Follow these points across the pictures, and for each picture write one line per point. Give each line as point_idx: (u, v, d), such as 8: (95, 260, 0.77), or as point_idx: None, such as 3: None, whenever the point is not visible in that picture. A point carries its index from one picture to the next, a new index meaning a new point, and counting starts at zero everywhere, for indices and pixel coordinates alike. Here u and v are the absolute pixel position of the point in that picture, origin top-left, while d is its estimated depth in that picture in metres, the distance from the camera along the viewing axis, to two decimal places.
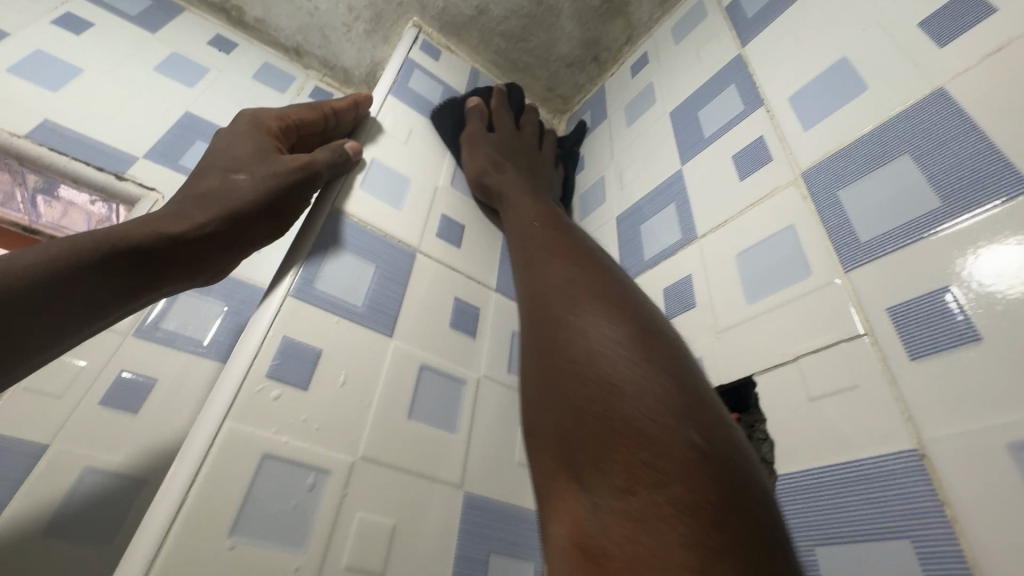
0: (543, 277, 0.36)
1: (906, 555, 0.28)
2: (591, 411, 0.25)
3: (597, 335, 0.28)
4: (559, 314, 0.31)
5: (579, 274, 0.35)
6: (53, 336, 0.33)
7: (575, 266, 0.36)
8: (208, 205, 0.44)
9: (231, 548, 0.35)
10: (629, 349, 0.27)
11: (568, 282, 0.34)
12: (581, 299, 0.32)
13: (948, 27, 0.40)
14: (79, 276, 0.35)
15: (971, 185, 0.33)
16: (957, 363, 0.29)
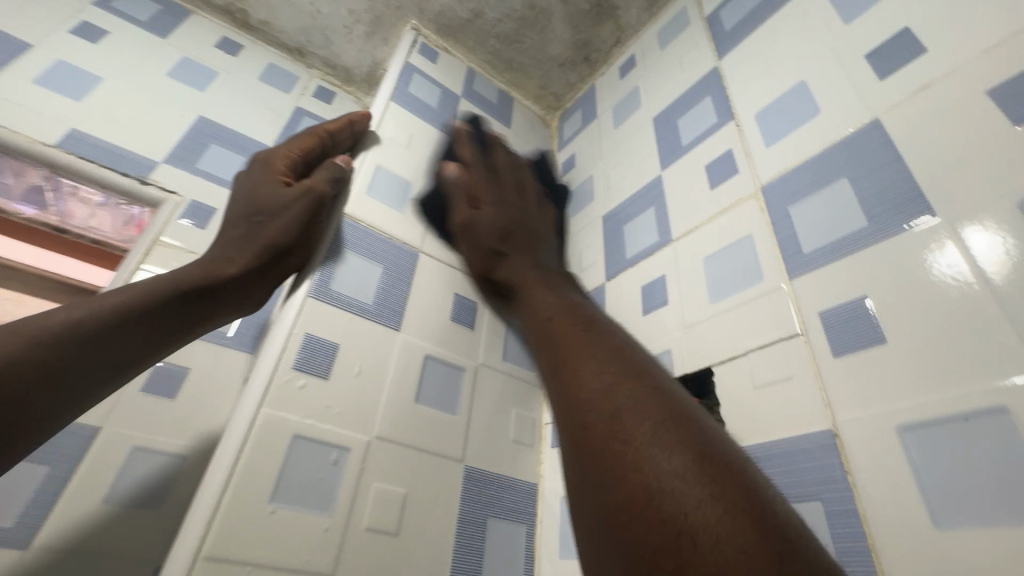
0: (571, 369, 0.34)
1: (816, 512, 0.34)
2: (640, 522, 0.24)
3: (648, 443, 0.27)
4: (603, 414, 0.30)
5: (609, 361, 0.33)
6: (126, 362, 0.41)
7: (603, 348, 0.35)
8: (246, 247, 0.52)
9: (273, 512, 0.42)
10: (666, 445, 0.27)
11: (604, 376, 0.32)
12: (620, 390, 0.31)
13: (888, 60, 0.45)
14: (154, 313, 0.43)
15: (892, 209, 0.39)
16: (867, 359, 0.36)
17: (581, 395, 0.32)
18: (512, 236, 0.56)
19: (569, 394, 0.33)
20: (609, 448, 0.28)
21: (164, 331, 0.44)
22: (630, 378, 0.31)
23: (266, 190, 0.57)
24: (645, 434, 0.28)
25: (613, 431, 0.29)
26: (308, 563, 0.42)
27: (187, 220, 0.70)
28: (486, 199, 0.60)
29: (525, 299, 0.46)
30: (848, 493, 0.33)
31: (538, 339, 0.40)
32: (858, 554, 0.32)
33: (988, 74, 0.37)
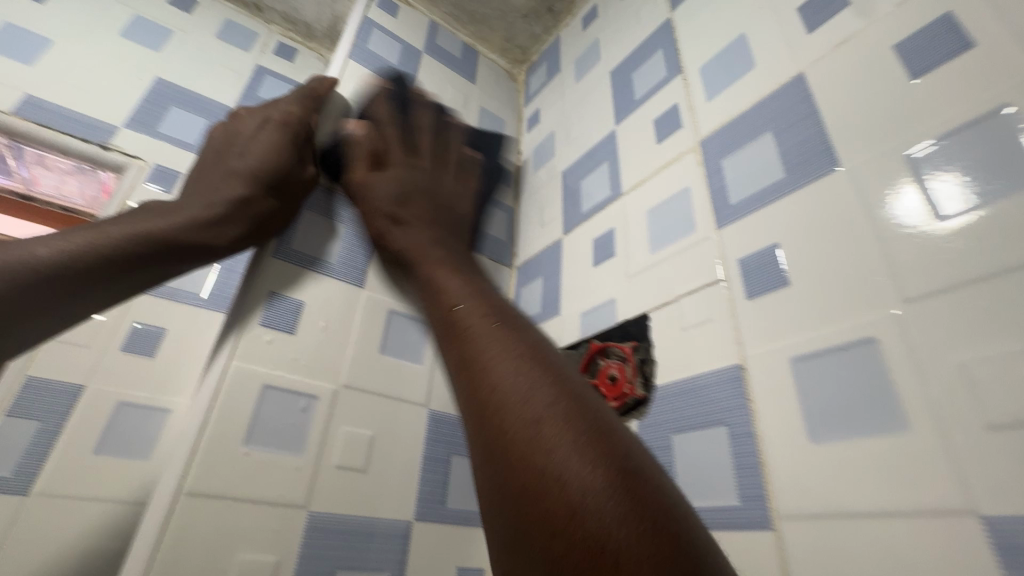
0: (479, 364, 0.38)
1: (722, 435, 0.39)
2: (558, 535, 0.26)
3: (546, 433, 0.30)
4: (523, 420, 0.32)
5: (518, 357, 0.37)
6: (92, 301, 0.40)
7: (518, 347, 0.38)
8: (242, 210, 0.51)
9: (247, 453, 0.47)
10: (564, 438, 0.30)
11: (510, 370, 0.36)
12: (539, 395, 0.33)
13: (818, 13, 0.46)
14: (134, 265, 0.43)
15: (806, 162, 0.42)
16: (773, 301, 0.40)
17: (489, 390, 0.35)
18: (409, 205, 0.56)
19: (481, 389, 0.36)
20: (513, 440, 0.31)
21: (140, 273, 0.43)
22: (547, 380, 0.34)
23: (260, 151, 0.55)
24: (555, 431, 0.30)
25: (511, 424, 0.32)
26: (282, 496, 0.47)
27: (154, 185, 0.71)
28: (390, 161, 0.60)
29: (432, 274, 0.50)
30: (749, 417, 0.38)
31: (450, 334, 0.43)
32: (752, 467, 0.37)
33: (899, 28, 0.39)
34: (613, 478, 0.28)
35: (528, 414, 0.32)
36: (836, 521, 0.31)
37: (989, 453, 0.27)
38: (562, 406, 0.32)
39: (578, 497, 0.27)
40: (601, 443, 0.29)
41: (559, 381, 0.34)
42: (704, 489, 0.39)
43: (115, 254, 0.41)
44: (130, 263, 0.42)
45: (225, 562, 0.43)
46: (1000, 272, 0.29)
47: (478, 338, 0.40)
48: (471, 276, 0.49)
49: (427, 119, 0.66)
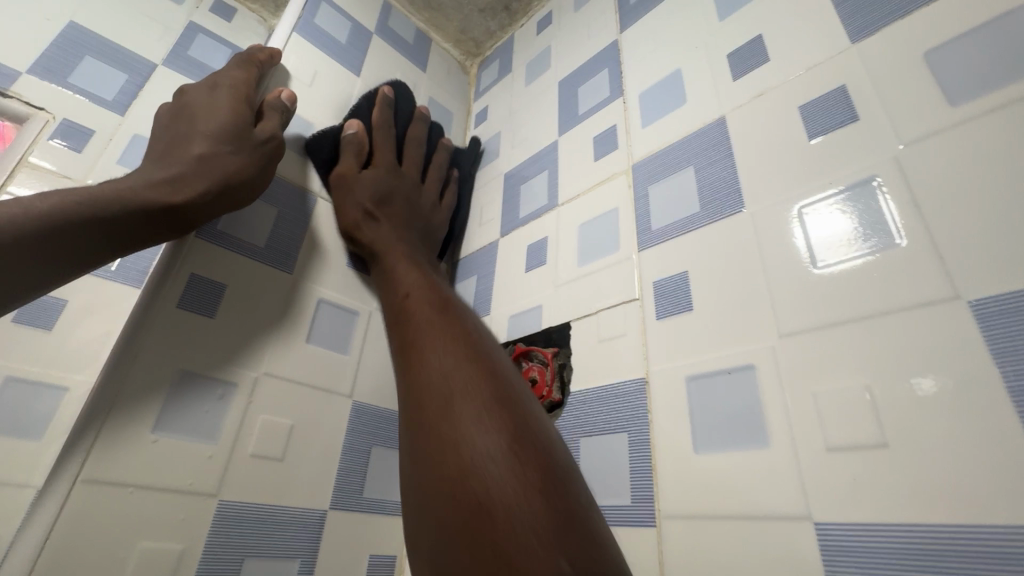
0: (402, 295, 0.46)
1: (623, 441, 0.43)
2: (459, 512, 0.27)
3: (458, 413, 0.31)
4: (438, 393, 0.33)
5: (450, 341, 0.37)
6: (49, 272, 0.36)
7: (456, 332, 0.38)
8: (209, 168, 0.47)
9: (155, 440, 0.45)
10: (490, 432, 0.30)
11: (427, 310, 0.42)
12: (459, 373, 0.34)
13: (741, 64, 0.51)
14: (93, 229, 0.38)
15: (718, 200, 0.46)
16: (677, 324, 0.44)
17: (420, 361, 0.37)
18: (388, 203, 0.60)
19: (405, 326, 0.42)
20: (418, 372, 0.36)
21: (90, 248, 0.38)
22: (469, 361, 0.35)
23: (208, 120, 0.50)
24: (469, 409, 0.31)
25: (419, 373, 0.36)
26: (191, 484, 0.46)
27: (60, 141, 0.65)
28: (381, 163, 0.64)
29: (388, 262, 0.53)
30: (647, 427, 0.42)
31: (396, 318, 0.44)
32: (645, 472, 0.41)
33: (804, 91, 0.44)
34: (516, 453, 0.29)
35: (453, 392, 0.33)
36: (707, 521, 0.36)
37: (827, 470, 0.32)
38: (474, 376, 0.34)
39: (473, 474, 0.28)
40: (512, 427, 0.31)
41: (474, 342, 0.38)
42: (602, 489, 0.43)
43: (83, 218, 0.38)
44: (97, 229, 0.38)
45: (125, 550, 0.42)
46: (852, 319, 0.34)
47: (422, 323, 0.40)
48: (415, 267, 0.50)
49: (415, 134, 0.71)
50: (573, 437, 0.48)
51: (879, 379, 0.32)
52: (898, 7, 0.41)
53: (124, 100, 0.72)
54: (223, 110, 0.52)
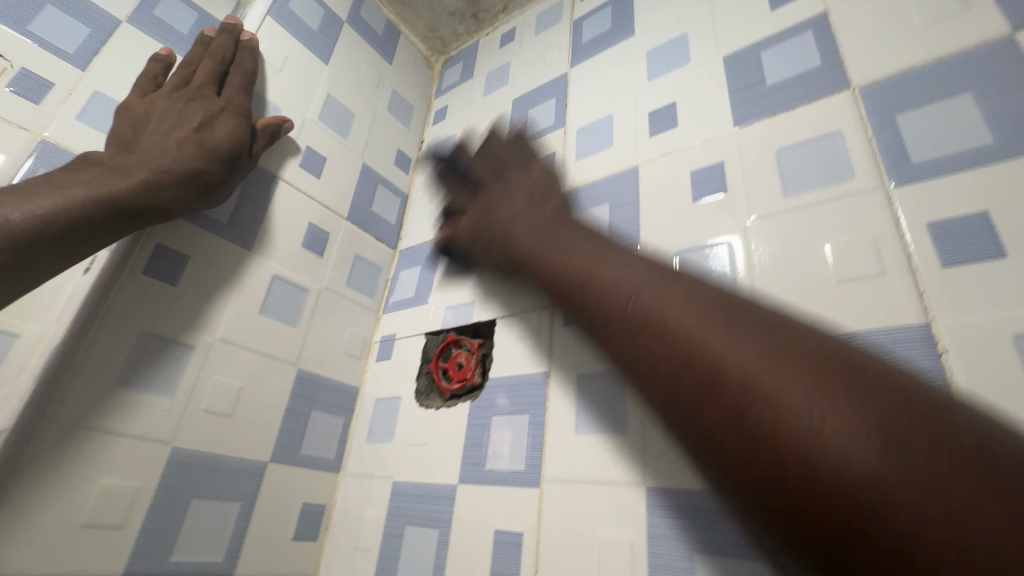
0: (605, 289, 0.36)
1: (522, 420, 0.55)
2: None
3: (781, 389, 0.25)
4: (757, 399, 0.25)
5: (730, 328, 0.29)
6: (71, 250, 0.43)
7: (710, 314, 0.30)
8: (198, 157, 0.54)
9: (117, 391, 0.51)
10: (862, 431, 0.22)
11: (674, 294, 0.32)
12: (765, 366, 0.26)
13: (657, 123, 0.62)
14: (103, 220, 0.45)
15: (622, 235, 0.57)
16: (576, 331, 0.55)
17: (707, 360, 0.28)
18: (545, 207, 0.50)
19: (655, 330, 0.31)
20: (717, 370, 0.27)
21: (101, 233, 0.46)
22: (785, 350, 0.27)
23: (195, 116, 0.57)
24: (834, 410, 0.23)
25: (716, 375, 0.27)
26: (148, 432, 0.52)
27: (15, 89, 0.66)
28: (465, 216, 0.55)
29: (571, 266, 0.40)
30: (543, 410, 0.54)
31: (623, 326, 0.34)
32: (536, 444, 0.52)
33: (696, 159, 0.56)
34: (936, 447, 0.21)
35: (772, 398, 0.25)
36: (576, 483, 0.48)
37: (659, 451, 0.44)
38: (807, 357, 0.26)
39: (892, 501, 0.20)
40: (895, 401, 0.23)
41: (763, 322, 0.29)
42: (502, 455, 0.54)
43: (93, 211, 0.44)
44: (106, 220, 0.46)
45: (87, 485, 0.47)
46: None
47: (668, 312, 0.32)
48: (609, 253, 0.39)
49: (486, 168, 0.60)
50: (486, 413, 0.58)
51: None
52: (769, 108, 0.53)
53: (85, 56, 0.73)
54: (206, 107, 0.58)
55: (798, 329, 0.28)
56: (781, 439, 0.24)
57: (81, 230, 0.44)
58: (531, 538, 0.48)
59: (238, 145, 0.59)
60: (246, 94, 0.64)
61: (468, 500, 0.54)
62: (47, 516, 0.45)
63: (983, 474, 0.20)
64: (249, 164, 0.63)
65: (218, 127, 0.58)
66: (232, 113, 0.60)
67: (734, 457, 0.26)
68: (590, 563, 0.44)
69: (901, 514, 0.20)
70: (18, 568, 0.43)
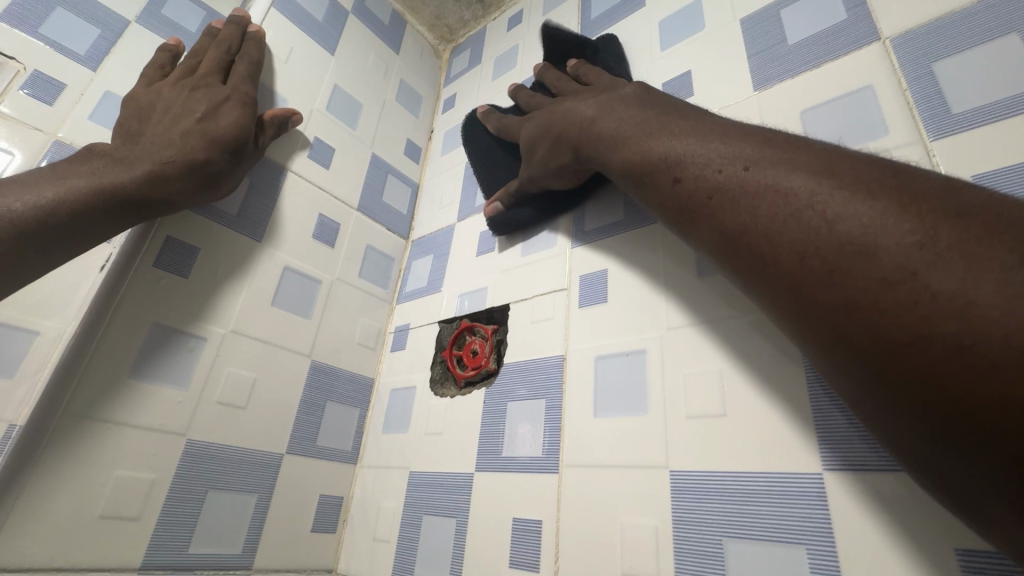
0: (705, 162, 0.32)
1: (538, 405, 0.53)
2: (880, 303, 0.22)
3: (771, 178, 0.28)
4: (750, 192, 0.29)
5: (735, 138, 0.31)
6: (69, 243, 0.43)
7: (717, 132, 0.33)
8: (200, 148, 0.53)
9: (131, 383, 0.51)
10: (853, 198, 0.24)
11: (688, 134, 0.34)
12: (757, 165, 0.29)
13: (672, 94, 0.59)
14: (101, 211, 0.45)
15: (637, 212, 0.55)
16: (592, 313, 0.53)
17: (708, 171, 0.31)
18: (625, 87, 0.45)
19: (767, 199, 0.28)
20: (717, 182, 0.31)
21: (100, 224, 0.45)
22: (783, 149, 0.29)
23: (199, 106, 0.56)
24: (817, 187, 0.26)
25: (720, 188, 0.30)
26: (163, 424, 0.52)
27: (28, 92, 0.67)
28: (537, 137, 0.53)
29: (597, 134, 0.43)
30: (560, 394, 0.52)
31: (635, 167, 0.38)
32: (554, 430, 0.50)
33: None
34: (906, 203, 0.23)
35: (767, 186, 0.28)
36: (596, 468, 0.46)
37: (684, 432, 0.42)
38: (867, 177, 0.25)
39: (876, 250, 0.23)
40: (876, 178, 0.25)
41: (780, 138, 0.30)
42: (519, 441, 0.52)
43: (91, 202, 0.44)
44: (105, 211, 0.45)
45: (102, 476, 0.47)
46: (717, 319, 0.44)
47: (675, 143, 0.35)
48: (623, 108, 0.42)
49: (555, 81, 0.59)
50: (502, 399, 0.56)
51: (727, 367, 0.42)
52: (792, 67, 0.50)
53: (96, 56, 0.74)
54: (210, 97, 0.58)
55: (904, 171, 0.25)
56: (774, 226, 0.27)
57: (80, 221, 0.43)
58: (551, 526, 0.46)
59: (242, 133, 0.58)
60: (252, 82, 0.64)
61: (487, 488, 0.53)
62: (65, 508, 0.45)
63: (966, 222, 0.21)
64: (255, 153, 0.62)
65: (223, 118, 0.57)
66: (237, 101, 0.60)
67: (775, 268, 0.27)
68: (613, 550, 0.42)
69: (879, 260, 0.22)
70: (37, 560, 0.43)
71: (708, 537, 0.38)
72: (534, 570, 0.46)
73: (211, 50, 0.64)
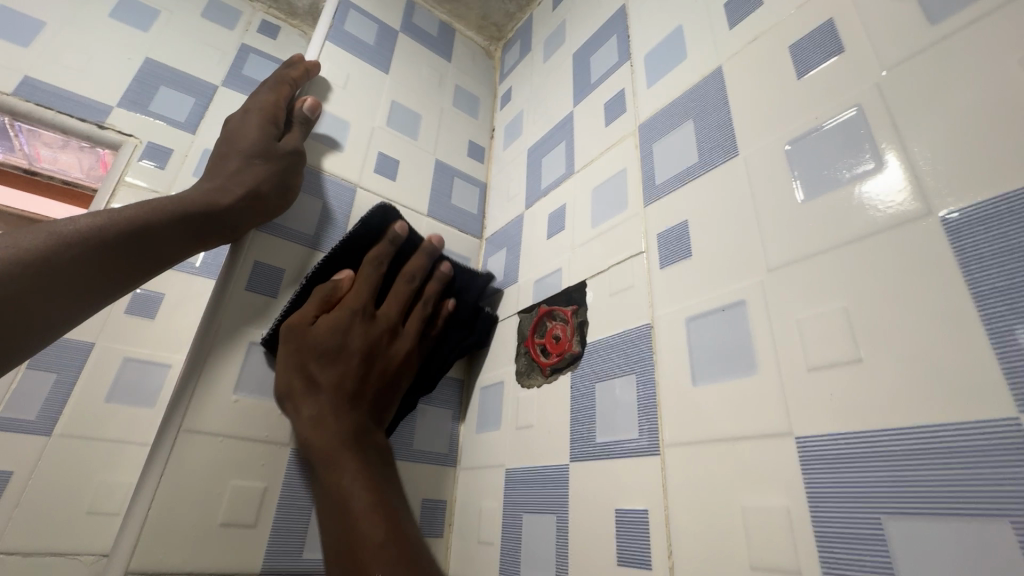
0: (343, 491, 0.44)
1: (630, 382, 0.47)
2: None
3: (378, 543, 0.40)
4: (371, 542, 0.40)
5: (359, 471, 0.45)
6: (134, 264, 0.44)
7: (351, 464, 0.46)
8: (240, 176, 0.56)
9: (236, 399, 0.54)
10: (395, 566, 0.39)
11: (353, 466, 0.45)
12: (366, 510, 0.42)
13: (738, 10, 0.51)
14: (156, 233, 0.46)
15: (715, 149, 0.48)
16: (678, 271, 0.46)
17: (356, 532, 0.41)
18: (347, 383, 0.51)
19: (336, 528, 0.42)
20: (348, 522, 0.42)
21: (161, 248, 0.47)
22: (389, 530, 0.41)
23: (235, 134, 0.60)
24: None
25: (348, 549, 0.41)
26: (268, 435, 0.55)
27: (147, 161, 0.78)
28: (348, 304, 0.56)
29: (334, 484, 0.45)
30: (652, 367, 0.45)
31: (342, 542, 0.41)
32: (650, 407, 0.44)
33: (795, 30, 0.44)
34: None
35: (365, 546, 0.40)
36: (703, 445, 0.39)
37: (808, 388, 0.34)
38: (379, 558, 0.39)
39: None
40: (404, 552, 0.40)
41: (384, 518, 0.42)
42: (613, 426, 0.47)
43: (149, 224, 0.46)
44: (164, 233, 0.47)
45: (221, 487, 0.51)
46: (833, 245, 0.36)
47: (343, 482, 0.44)
48: (342, 417, 0.49)
49: (414, 267, 0.61)
50: (589, 383, 0.51)
51: (853, 301, 0.33)
52: None
53: (193, 121, 0.84)
54: (243, 124, 0.61)
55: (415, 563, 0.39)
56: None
57: (138, 241, 0.44)
58: (659, 515, 0.40)
59: (261, 138, 0.60)
60: (279, 92, 0.66)
61: (584, 479, 0.48)
62: (192, 517, 0.49)
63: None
64: (290, 148, 0.61)
65: (259, 139, 0.59)
66: (256, 110, 0.63)
67: None
68: (736, 538, 0.35)
69: None
70: (173, 564, 0.47)
71: (860, 516, 0.30)
72: (647, 569, 0.40)
73: (260, 89, 0.69)
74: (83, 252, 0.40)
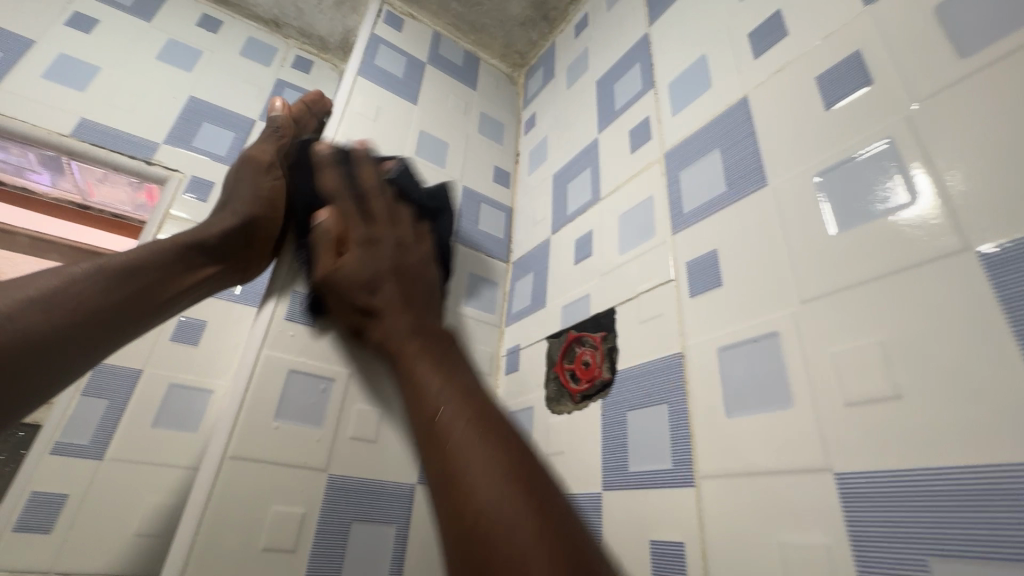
0: (424, 397, 0.35)
1: (662, 411, 0.47)
2: (466, 542, 0.27)
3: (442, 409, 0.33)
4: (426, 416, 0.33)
5: (437, 359, 0.39)
6: (144, 309, 0.42)
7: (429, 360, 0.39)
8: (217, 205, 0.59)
9: (276, 426, 0.56)
10: (456, 407, 0.33)
11: (426, 362, 0.38)
12: (440, 395, 0.35)
13: (762, 41, 0.52)
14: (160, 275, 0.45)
15: (742, 178, 0.48)
16: (708, 300, 0.47)
17: (426, 411, 0.34)
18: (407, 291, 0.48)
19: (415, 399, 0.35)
20: (430, 418, 0.33)
21: (167, 290, 0.45)
22: (462, 396, 0.34)
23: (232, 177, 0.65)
24: (467, 435, 0.31)
25: (429, 426, 0.33)
26: (306, 460, 0.56)
27: (191, 194, 0.82)
28: (351, 239, 0.52)
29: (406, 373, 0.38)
30: (684, 396, 0.46)
31: (423, 433, 0.33)
32: (683, 437, 0.44)
33: (821, 62, 0.45)
34: (520, 474, 0.29)
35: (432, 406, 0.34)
36: (739, 477, 0.39)
37: (845, 424, 0.34)
38: (478, 420, 0.32)
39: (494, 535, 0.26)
40: (479, 415, 0.32)
41: (480, 397, 0.34)
42: (646, 454, 0.47)
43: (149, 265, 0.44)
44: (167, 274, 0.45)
45: (263, 511, 0.52)
46: (867, 278, 0.36)
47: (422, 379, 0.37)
48: (402, 311, 0.45)
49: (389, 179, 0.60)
50: (620, 410, 0.52)
51: (889, 336, 0.33)
52: None
53: (233, 155, 0.88)
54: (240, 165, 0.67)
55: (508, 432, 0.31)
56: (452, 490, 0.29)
57: (144, 285, 0.43)
58: (696, 547, 0.40)
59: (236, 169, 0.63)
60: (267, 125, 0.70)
61: (617, 507, 0.48)
62: (235, 541, 0.50)
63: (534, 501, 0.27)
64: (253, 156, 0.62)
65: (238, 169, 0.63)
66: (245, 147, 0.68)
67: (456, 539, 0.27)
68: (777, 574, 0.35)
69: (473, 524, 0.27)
70: None
71: (904, 557, 0.30)
72: None
73: None
74: (97, 293, 0.38)
